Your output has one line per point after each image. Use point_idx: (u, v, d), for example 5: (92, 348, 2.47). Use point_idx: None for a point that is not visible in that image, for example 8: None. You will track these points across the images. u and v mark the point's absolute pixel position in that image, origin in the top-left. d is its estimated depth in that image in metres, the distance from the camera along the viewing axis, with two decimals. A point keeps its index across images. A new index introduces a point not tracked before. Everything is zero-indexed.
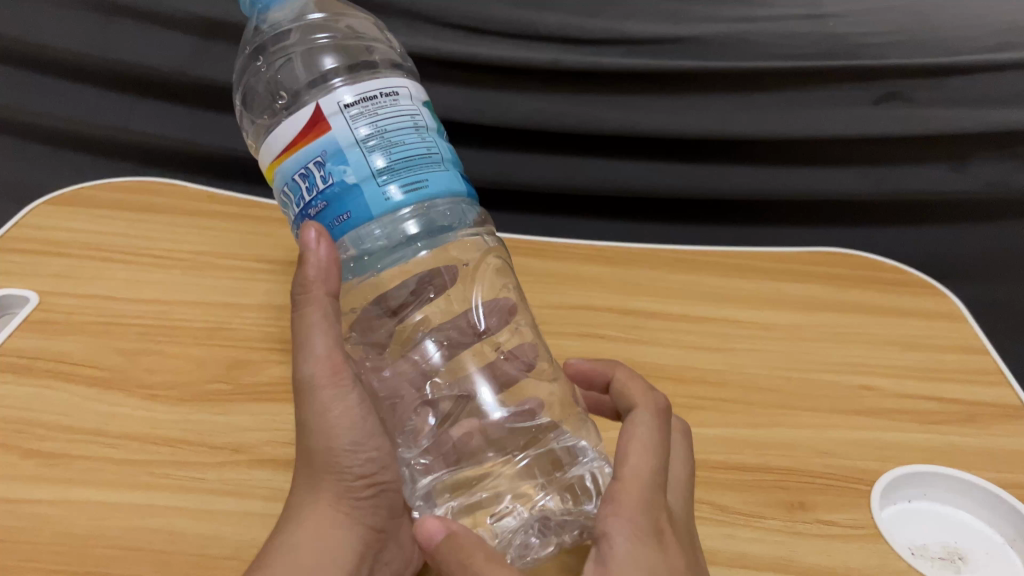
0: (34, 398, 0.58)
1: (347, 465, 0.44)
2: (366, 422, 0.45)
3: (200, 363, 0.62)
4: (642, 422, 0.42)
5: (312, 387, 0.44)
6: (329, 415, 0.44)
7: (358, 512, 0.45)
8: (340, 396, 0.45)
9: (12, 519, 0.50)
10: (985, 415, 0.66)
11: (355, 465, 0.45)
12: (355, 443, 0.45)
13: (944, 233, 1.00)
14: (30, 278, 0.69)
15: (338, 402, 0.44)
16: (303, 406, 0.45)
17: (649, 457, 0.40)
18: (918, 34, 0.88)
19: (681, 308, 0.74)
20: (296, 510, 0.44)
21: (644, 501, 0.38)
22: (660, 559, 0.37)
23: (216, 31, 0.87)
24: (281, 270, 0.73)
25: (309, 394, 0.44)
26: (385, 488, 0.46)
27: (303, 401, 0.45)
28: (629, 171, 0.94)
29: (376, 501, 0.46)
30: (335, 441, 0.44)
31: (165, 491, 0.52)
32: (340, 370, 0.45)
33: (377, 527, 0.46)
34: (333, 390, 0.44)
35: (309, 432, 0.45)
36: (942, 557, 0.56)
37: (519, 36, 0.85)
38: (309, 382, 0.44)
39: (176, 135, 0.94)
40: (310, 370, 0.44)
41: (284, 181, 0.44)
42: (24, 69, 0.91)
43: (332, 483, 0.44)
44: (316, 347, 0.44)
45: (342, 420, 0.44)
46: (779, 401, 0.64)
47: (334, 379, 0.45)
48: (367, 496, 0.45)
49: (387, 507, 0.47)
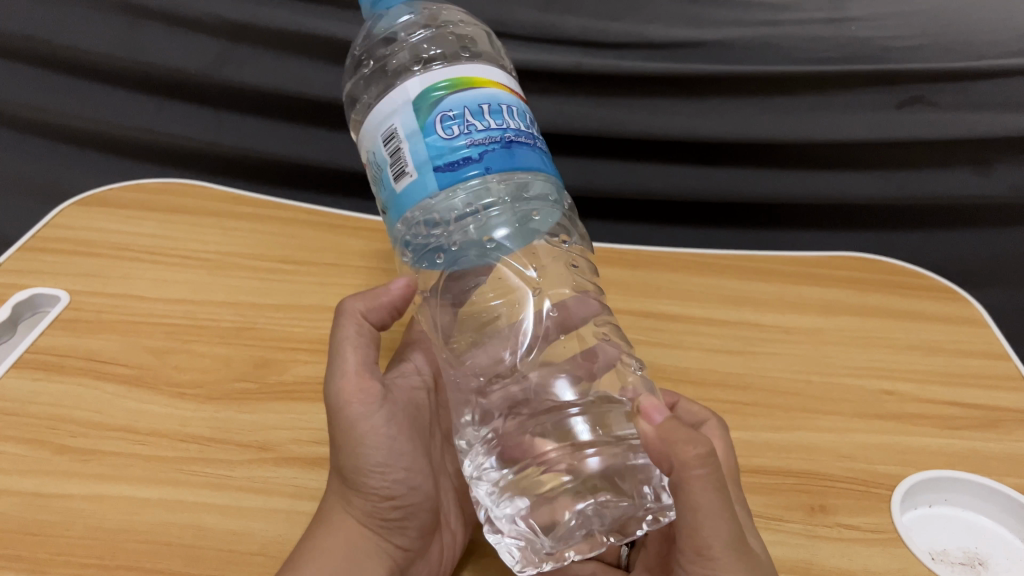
0: (65, 395, 0.59)
1: (373, 486, 0.47)
2: (393, 442, 0.48)
3: (227, 362, 0.63)
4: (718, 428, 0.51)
5: (340, 404, 0.47)
6: (357, 432, 0.47)
7: (383, 530, 0.48)
8: (366, 414, 0.47)
9: (46, 513, 0.51)
10: (1008, 421, 0.65)
11: (381, 485, 0.47)
12: (381, 464, 0.47)
13: (969, 237, 1.00)
14: (61, 277, 0.71)
15: (364, 420, 0.47)
16: (332, 421, 0.48)
17: (728, 453, 0.50)
18: (943, 36, 0.86)
19: (703, 311, 0.74)
20: (324, 521, 0.47)
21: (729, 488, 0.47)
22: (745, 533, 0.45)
23: (243, 34, 0.87)
24: (307, 272, 0.74)
25: (338, 411, 0.47)
26: (414, 509, 0.48)
27: (334, 417, 0.48)
28: (651, 175, 0.95)
29: (404, 521, 0.48)
30: (360, 460, 0.47)
31: (193, 488, 0.53)
32: (367, 390, 0.47)
33: (406, 546, 0.48)
34: (359, 407, 0.47)
35: (338, 450, 0.47)
36: (963, 563, 0.56)
37: (542, 40, 0.86)
38: (336, 400, 0.47)
39: (204, 137, 0.95)
40: (339, 386, 0.47)
41: (474, 105, 0.44)
42: (55, 73, 0.92)
43: (359, 500, 0.47)
44: (347, 364, 0.48)
45: (368, 438, 0.47)
46: (801, 404, 0.64)
47: (361, 397, 0.47)
48: (394, 516, 0.48)
49: (418, 527, 0.49)
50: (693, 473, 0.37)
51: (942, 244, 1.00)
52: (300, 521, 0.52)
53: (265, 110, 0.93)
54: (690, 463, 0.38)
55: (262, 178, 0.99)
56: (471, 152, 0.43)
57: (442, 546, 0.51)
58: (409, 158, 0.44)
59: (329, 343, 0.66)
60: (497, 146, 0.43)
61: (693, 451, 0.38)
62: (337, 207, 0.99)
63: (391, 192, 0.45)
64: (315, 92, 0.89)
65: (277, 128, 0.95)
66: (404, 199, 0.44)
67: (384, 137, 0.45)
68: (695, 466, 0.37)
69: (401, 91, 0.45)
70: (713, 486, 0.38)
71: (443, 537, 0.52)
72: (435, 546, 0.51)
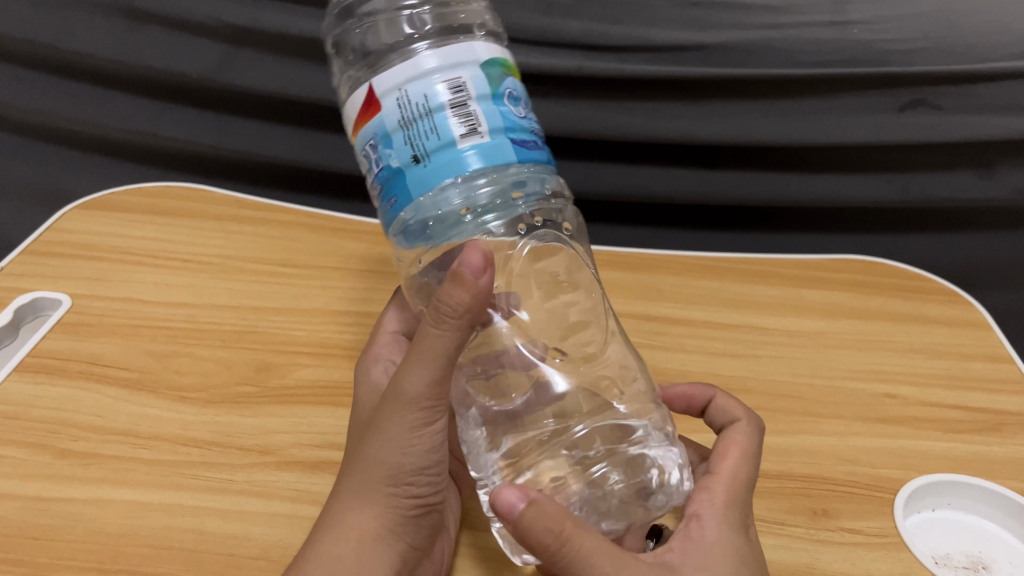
0: (66, 399, 0.59)
1: (407, 486, 0.46)
2: (438, 447, 0.47)
3: (228, 366, 0.63)
4: (742, 431, 0.51)
5: (406, 402, 0.44)
6: (411, 433, 0.45)
7: (402, 530, 0.47)
8: (429, 420, 0.45)
9: (47, 517, 0.51)
10: (1011, 424, 0.65)
11: (414, 486, 0.46)
12: (421, 466, 0.46)
13: (971, 239, 0.99)
14: (63, 281, 0.71)
15: (425, 424, 0.45)
16: (392, 418, 0.45)
17: (744, 463, 0.50)
18: (946, 40, 0.86)
19: (703, 314, 0.74)
20: (343, 511, 0.45)
21: (731, 497, 0.47)
22: (743, 544, 0.45)
23: (243, 38, 0.87)
24: (308, 275, 0.74)
25: (398, 408, 0.44)
26: (430, 508, 0.48)
27: (389, 414, 0.45)
28: (650, 178, 0.95)
29: (418, 521, 0.48)
30: (404, 459, 0.45)
31: (195, 492, 0.53)
32: (438, 398, 0.45)
33: (415, 546, 0.48)
34: (423, 412, 0.45)
35: (380, 446, 0.45)
36: (966, 567, 0.56)
37: (543, 43, 0.86)
38: (403, 399, 0.44)
39: (205, 140, 0.95)
40: (415, 389, 0.44)
41: (523, 94, 0.47)
42: (56, 76, 0.92)
43: (388, 497, 0.46)
44: (430, 373, 0.44)
45: (419, 441, 0.45)
46: (803, 408, 0.64)
47: (432, 403, 0.45)
48: (413, 515, 0.47)
49: (427, 527, 0.49)
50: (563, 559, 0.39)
51: (944, 246, 1.00)
52: (300, 525, 0.52)
53: (266, 114, 0.93)
54: (558, 547, 0.39)
55: (263, 181, 0.99)
56: (531, 136, 0.46)
57: (441, 545, 0.52)
58: (480, 118, 0.43)
59: (329, 346, 0.66)
60: (540, 141, 0.47)
61: (546, 541, 0.39)
62: (338, 210, 0.99)
63: (444, 142, 0.43)
64: (316, 95, 0.89)
65: (277, 130, 0.95)
66: (462, 153, 0.43)
67: (446, 87, 0.43)
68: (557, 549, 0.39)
69: (468, 49, 0.45)
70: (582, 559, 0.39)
71: (442, 539, 0.52)
72: (436, 548, 0.51)
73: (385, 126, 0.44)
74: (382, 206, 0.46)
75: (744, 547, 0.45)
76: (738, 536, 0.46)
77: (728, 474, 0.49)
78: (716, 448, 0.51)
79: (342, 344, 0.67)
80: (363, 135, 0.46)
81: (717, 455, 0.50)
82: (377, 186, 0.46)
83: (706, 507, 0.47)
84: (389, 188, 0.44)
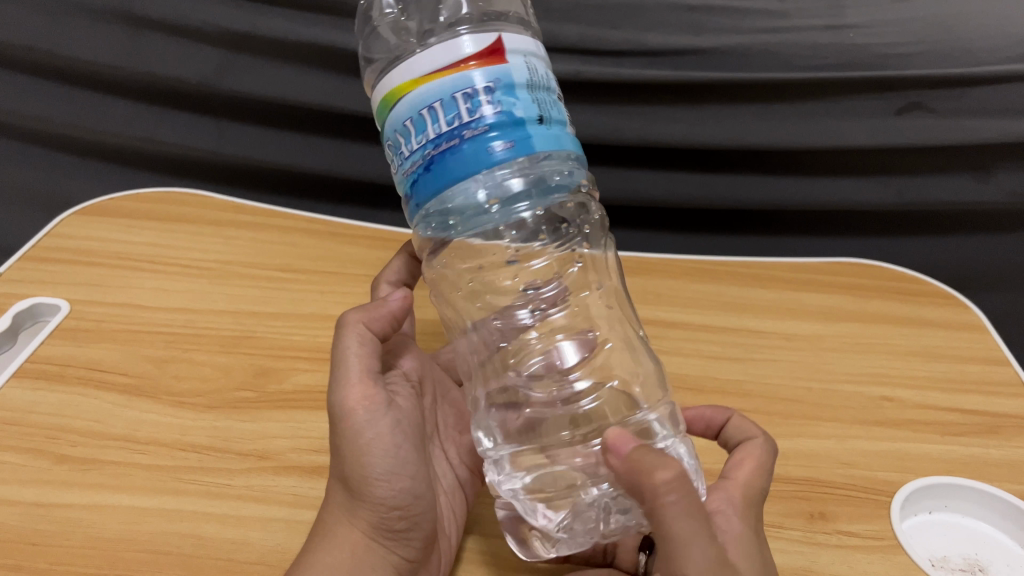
0: (65, 404, 0.59)
1: (382, 497, 0.46)
2: (400, 451, 0.47)
3: (227, 371, 0.63)
4: (761, 445, 0.51)
5: (345, 411, 0.46)
6: (363, 439, 0.46)
7: (389, 542, 0.46)
8: (371, 422, 0.46)
9: (45, 522, 0.51)
10: (1008, 427, 0.65)
11: (387, 496, 0.46)
12: (389, 473, 0.46)
13: (969, 242, 0.99)
14: (60, 287, 0.71)
15: (370, 428, 0.46)
16: (335, 432, 0.47)
17: (759, 474, 0.49)
18: (942, 44, 0.86)
19: (702, 318, 0.74)
20: (328, 530, 0.46)
21: (747, 501, 0.47)
22: (758, 549, 0.45)
23: (242, 43, 0.88)
24: (306, 279, 0.75)
25: (342, 419, 0.46)
26: (420, 520, 0.47)
27: (335, 427, 0.47)
28: (649, 182, 0.95)
29: (409, 534, 0.47)
30: (368, 470, 0.45)
31: (193, 497, 0.53)
32: (372, 399, 0.47)
33: (410, 558, 0.47)
34: (365, 414, 0.46)
35: (343, 457, 0.46)
36: (964, 569, 0.56)
37: (541, 48, 0.86)
38: (341, 407, 0.46)
39: (202, 145, 0.95)
40: (345, 394, 0.47)
41: None
42: (54, 82, 0.93)
43: (368, 512, 0.46)
44: (350, 373, 0.47)
45: (373, 447, 0.46)
46: (800, 411, 0.64)
47: (367, 405, 0.46)
48: (400, 527, 0.47)
49: (422, 538, 0.48)
50: (665, 500, 0.38)
51: (942, 250, 1.00)
52: (298, 529, 0.52)
53: (264, 119, 0.94)
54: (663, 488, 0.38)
55: (261, 187, 0.99)
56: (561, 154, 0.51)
57: (440, 556, 0.51)
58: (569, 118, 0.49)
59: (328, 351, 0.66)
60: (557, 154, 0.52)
61: (660, 477, 0.38)
62: (338, 215, 0.99)
63: (558, 117, 0.46)
64: (314, 101, 0.89)
65: (276, 135, 0.95)
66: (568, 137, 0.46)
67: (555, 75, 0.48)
68: (665, 493, 0.38)
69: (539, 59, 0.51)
70: (686, 512, 0.38)
71: (440, 548, 0.51)
72: (433, 559, 0.50)
73: (514, 77, 0.44)
74: (477, 148, 0.42)
75: (753, 548, 0.45)
76: (753, 538, 0.45)
77: (743, 481, 0.48)
78: (733, 458, 0.51)
79: None
80: (471, 78, 0.43)
81: (733, 464, 0.50)
82: (480, 128, 0.43)
83: (726, 505, 0.47)
84: (503, 131, 0.43)
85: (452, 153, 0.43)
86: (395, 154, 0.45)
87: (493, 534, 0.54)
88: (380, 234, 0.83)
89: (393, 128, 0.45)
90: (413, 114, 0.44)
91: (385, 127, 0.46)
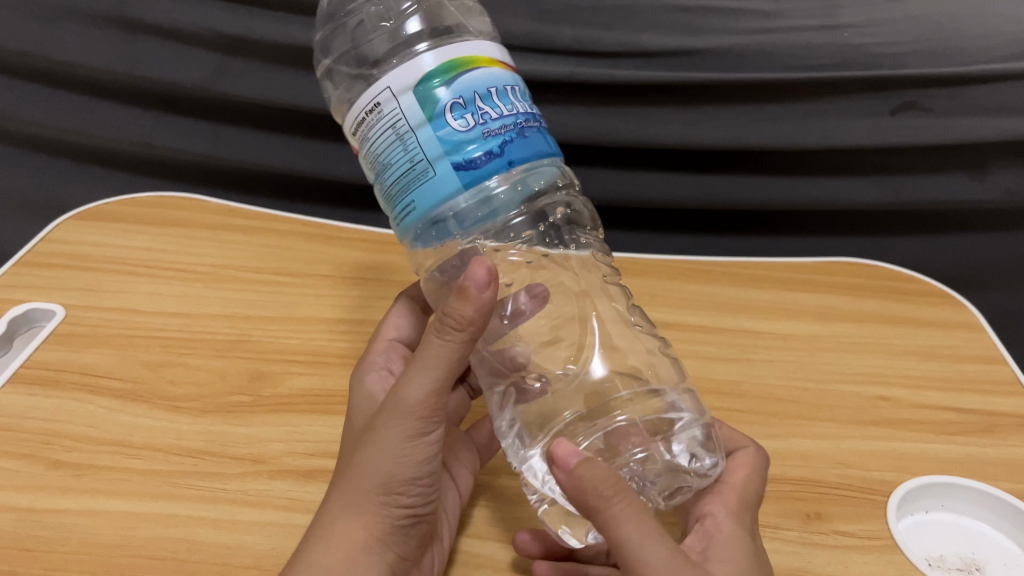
0: (59, 410, 0.59)
1: (402, 496, 0.45)
2: (433, 458, 0.47)
3: (222, 375, 0.63)
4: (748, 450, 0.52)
5: (407, 413, 0.45)
6: (409, 444, 0.45)
7: (392, 540, 0.46)
8: (424, 429, 0.46)
9: (39, 528, 0.51)
10: (1004, 426, 0.65)
11: (406, 496, 0.46)
12: (416, 476, 0.46)
13: (965, 240, 0.99)
14: (56, 293, 0.71)
15: (421, 435, 0.46)
16: (389, 426, 0.45)
17: (752, 479, 0.50)
18: (936, 43, 0.86)
19: (698, 319, 0.74)
20: (330, 519, 0.44)
21: (742, 504, 0.48)
22: (751, 548, 0.46)
23: (237, 47, 0.88)
24: (301, 283, 0.75)
25: (398, 417, 0.45)
26: (421, 519, 0.47)
27: (385, 418, 0.45)
28: (644, 182, 0.95)
29: (409, 531, 0.47)
30: (399, 470, 0.45)
31: (187, 502, 0.53)
32: (434, 410, 0.46)
33: (403, 556, 0.47)
34: (424, 424, 0.45)
35: (373, 450, 0.45)
36: (960, 569, 0.56)
37: (535, 49, 0.86)
38: (405, 409, 0.45)
39: (199, 150, 0.95)
40: (413, 398, 0.45)
41: None
42: (49, 87, 0.93)
43: (381, 507, 0.45)
44: (428, 381, 0.45)
45: (416, 452, 0.46)
46: (796, 411, 0.64)
47: (429, 414, 0.45)
48: (402, 524, 0.46)
49: (417, 538, 0.48)
50: (609, 510, 0.39)
51: (938, 249, 1.00)
52: (293, 533, 0.52)
53: (259, 123, 0.94)
54: (604, 502, 0.39)
55: (256, 190, 0.99)
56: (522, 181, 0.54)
57: (432, 556, 0.51)
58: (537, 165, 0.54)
59: (323, 355, 0.66)
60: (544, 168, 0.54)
61: (599, 492, 0.39)
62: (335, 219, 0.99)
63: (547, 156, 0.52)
64: (309, 105, 0.89)
65: (270, 139, 0.95)
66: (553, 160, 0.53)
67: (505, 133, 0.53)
68: (607, 505, 0.39)
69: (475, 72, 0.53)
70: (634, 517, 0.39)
71: (433, 550, 0.51)
72: (426, 560, 0.50)
73: None
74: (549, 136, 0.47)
75: (744, 547, 0.46)
76: (748, 538, 0.46)
77: (737, 484, 0.49)
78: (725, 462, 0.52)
79: (337, 352, 0.67)
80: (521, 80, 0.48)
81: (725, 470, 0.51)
82: (543, 122, 0.47)
83: (719, 507, 0.48)
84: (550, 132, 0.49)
85: (537, 133, 0.46)
86: (461, 113, 0.43)
87: (490, 537, 0.54)
88: (376, 237, 0.83)
89: (469, 89, 0.44)
90: (498, 84, 0.45)
91: (447, 90, 0.43)
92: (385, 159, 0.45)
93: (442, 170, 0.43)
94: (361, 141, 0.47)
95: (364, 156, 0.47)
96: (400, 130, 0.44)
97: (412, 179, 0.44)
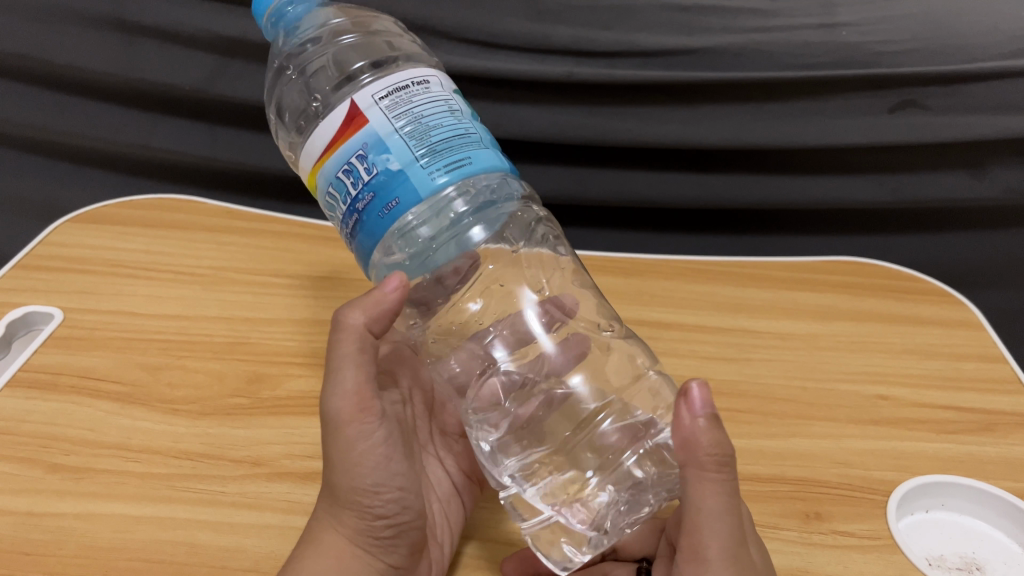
0: (57, 413, 0.59)
1: (369, 506, 0.45)
2: (390, 462, 0.47)
3: (221, 377, 0.63)
4: None
5: (339, 423, 0.45)
6: (353, 452, 0.45)
7: (375, 549, 0.46)
8: (365, 433, 0.46)
9: (37, 532, 0.51)
10: (1004, 424, 0.65)
11: (374, 505, 0.46)
12: (378, 483, 0.46)
13: (962, 239, 0.99)
14: (53, 296, 0.71)
15: (363, 440, 0.46)
16: (332, 441, 0.46)
17: None
18: (933, 41, 0.86)
19: (696, 318, 0.74)
20: (316, 537, 0.46)
21: None
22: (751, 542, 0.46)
23: (234, 50, 0.88)
24: (300, 285, 0.74)
25: (337, 429, 0.46)
26: (406, 528, 0.47)
27: (329, 437, 0.46)
28: (640, 182, 0.95)
29: (397, 540, 0.47)
30: (357, 481, 0.45)
31: (185, 504, 0.53)
32: (365, 410, 0.46)
33: (396, 565, 0.47)
34: (358, 426, 0.45)
35: (333, 468, 0.46)
36: (961, 568, 0.56)
37: (533, 49, 0.86)
38: (335, 419, 0.45)
39: (197, 152, 0.95)
40: (337, 406, 0.45)
41: (334, 176, 0.45)
42: (45, 89, 0.93)
43: (354, 519, 0.45)
44: (346, 382, 0.46)
45: (366, 459, 0.46)
46: (795, 411, 0.64)
47: (360, 418, 0.46)
48: (387, 535, 0.46)
49: (409, 545, 0.48)
50: (710, 475, 0.39)
51: (936, 247, 1.00)
52: (291, 536, 0.52)
53: (256, 124, 0.94)
54: (708, 464, 0.39)
55: (254, 191, 0.99)
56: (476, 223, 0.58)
57: (428, 562, 0.50)
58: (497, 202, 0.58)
59: (321, 357, 0.66)
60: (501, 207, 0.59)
61: (709, 455, 0.39)
62: None
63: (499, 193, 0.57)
64: None
65: (267, 141, 0.95)
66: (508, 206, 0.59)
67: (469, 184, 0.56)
68: (711, 469, 0.39)
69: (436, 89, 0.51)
70: (724, 492, 0.39)
71: (431, 554, 0.50)
72: (423, 564, 0.50)
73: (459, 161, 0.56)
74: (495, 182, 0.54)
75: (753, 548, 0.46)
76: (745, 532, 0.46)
77: None
78: None
79: None
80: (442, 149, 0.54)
81: None
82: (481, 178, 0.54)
83: None
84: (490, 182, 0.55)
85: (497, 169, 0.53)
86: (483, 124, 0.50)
87: (487, 538, 0.54)
88: None
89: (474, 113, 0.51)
90: None
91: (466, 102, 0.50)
92: (433, 119, 0.45)
93: (491, 147, 0.47)
94: (388, 104, 0.45)
95: (384, 115, 0.44)
96: (452, 106, 0.46)
97: (467, 141, 0.45)
